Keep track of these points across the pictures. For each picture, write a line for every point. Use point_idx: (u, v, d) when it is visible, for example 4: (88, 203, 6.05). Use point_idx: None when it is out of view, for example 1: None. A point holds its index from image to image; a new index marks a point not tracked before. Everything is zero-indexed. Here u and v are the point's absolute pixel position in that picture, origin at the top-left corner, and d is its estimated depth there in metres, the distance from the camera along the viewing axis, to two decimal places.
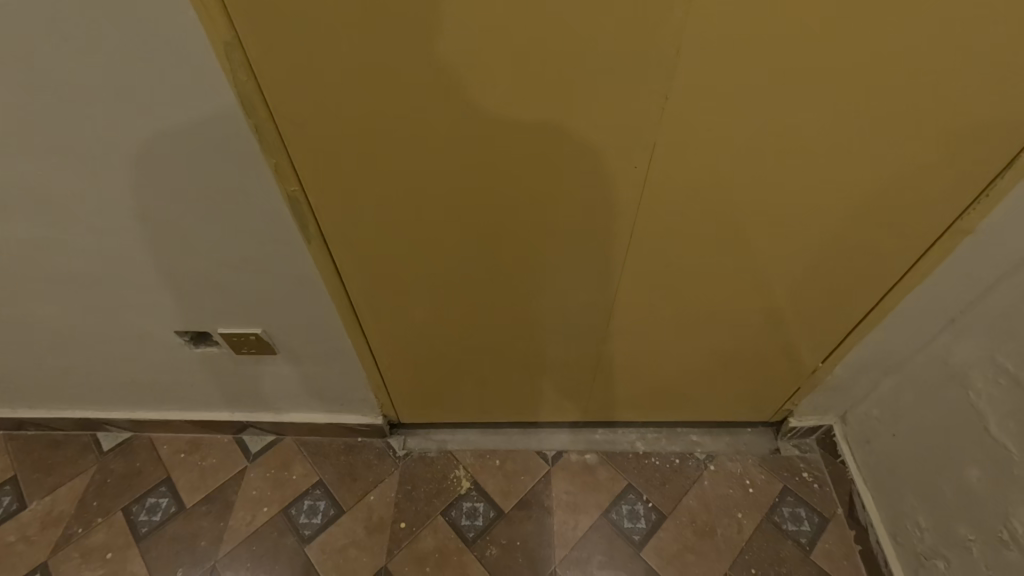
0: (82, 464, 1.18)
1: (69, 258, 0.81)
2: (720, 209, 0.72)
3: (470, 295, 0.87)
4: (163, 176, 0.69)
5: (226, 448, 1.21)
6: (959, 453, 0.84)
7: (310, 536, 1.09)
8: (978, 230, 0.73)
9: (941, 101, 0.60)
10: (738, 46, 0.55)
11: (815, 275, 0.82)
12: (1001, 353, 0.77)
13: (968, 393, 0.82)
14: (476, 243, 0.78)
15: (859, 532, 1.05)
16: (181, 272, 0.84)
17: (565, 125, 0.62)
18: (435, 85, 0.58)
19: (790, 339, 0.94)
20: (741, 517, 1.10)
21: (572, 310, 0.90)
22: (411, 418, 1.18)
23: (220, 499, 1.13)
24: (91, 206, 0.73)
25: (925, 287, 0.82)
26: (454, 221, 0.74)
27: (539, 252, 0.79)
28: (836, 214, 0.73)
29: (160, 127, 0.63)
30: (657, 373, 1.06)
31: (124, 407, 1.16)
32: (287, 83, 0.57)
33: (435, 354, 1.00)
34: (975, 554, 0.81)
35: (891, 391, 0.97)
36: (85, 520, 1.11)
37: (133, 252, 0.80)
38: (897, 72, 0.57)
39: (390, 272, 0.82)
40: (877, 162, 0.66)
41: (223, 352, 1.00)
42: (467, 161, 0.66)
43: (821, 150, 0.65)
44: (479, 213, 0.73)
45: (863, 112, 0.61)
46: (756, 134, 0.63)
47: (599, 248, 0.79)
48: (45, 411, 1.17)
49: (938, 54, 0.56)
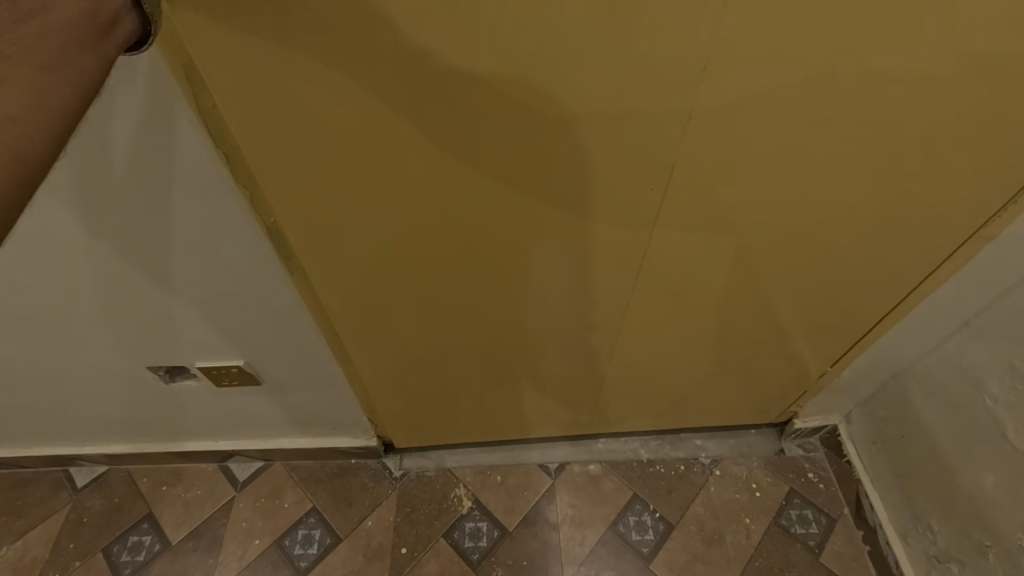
0: (54, 503, 1.10)
1: (22, 296, 0.73)
2: (734, 224, 0.68)
3: (466, 318, 0.82)
4: (125, 212, 0.62)
5: (210, 477, 1.14)
6: (972, 459, 0.82)
7: (306, 568, 1.04)
8: (1000, 236, 0.70)
9: (969, 110, 0.56)
10: (761, 59, 0.50)
11: (831, 285, 0.78)
12: (1018, 358, 0.74)
13: (982, 398, 0.80)
14: (472, 265, 0.72)
15: (867, 532, 1.04)
16: (152, 308, 0.77)
17: (573, 145, 0.57)
18: (427, 103, 0.51)
19: (799, 347, 0.91)
20: (749, 522, 1.09)
21: (575, 326, 0.86)
22: (406, 442, 1.13)
23: (207, 533, 1.07)
24: (46, 249, 0.66)
25: (940, 293, 0.79)
26: (451, 245, 0.68)
27: (542, 272, 0.74)
28: (854, 226, 0.69)
29: (117, 165, 0.57)
30: (662, 385, 1.02)
31: (97, 442, 1.08)
32: (261, 111, 0.51)
33: (430, 377, 0.94)
34: (991, 560, 0.80)
35: (899, 392, 0.96)
36: (62, 564, 1.04)
37: (98, 291, 0.73)
38: (927, 81, 0.53)
39: (380, 297, 0.76)
40: (898, 171, 0.62)
41: (203, 384, 0.93)
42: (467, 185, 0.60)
43: (842, 160, 0.61)
44: (476, 235, 0.67)
45: (889, 118, 0.57)
46: (774, 148, 0.59)
47: (606, 265, 0.74)
48: (11, 450, 1.08)
49: (971, 63, 0.52)
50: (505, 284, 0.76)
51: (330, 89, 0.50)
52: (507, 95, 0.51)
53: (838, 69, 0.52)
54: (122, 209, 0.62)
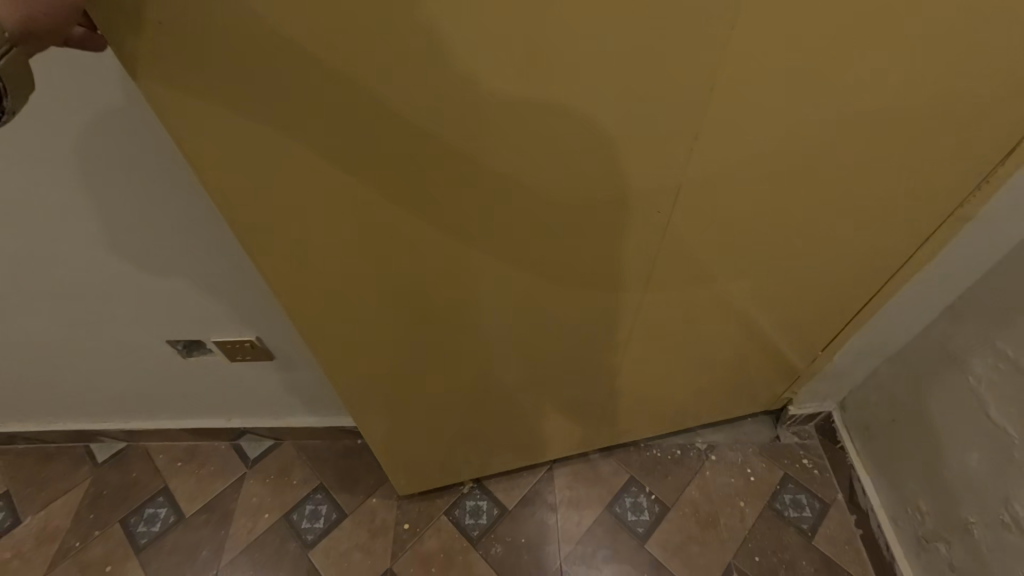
0: (75, 477, 1.16)
1: (51, 270, 0.78)
2: (736, 234, 0.66)
3: (464, 367, 0.78)
4: (159, 207, 0.70)
5: (223, 455, 1.19)
6: (959, 439, 0.83)
7: (313, 541, 1.08)
8: (981, 214, 0.70)
9: (962, 104, 0.55)
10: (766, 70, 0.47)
11: (828, 279, 0.78)
12: (1001, 339, 0.75)
13: (967, 377, 0.81)
14: (468, 316, 0.68)
15: (859, 516, 1.06)
16: (175, 293, 0.84)
17: (594, 187, 0.54)
18: (448, 160, 0.48)
19: (796, 338, 0.92)
20: (743, 505, 1.11)
21: (588, 357, 0.83)
22: (415, 488, 1.08)
23: (219, 507, 1.12)
24: (87, 242, 0.74)
25: (930, 273, 0.78)
26: (469, 298, 0.65)
27: (560, 313, 0.71)
28: (848, 223, 0.68)
29: (155, 163, 0.64)
30: (666, 392, 1.01)
31: (118, 418, 1.14)
32: (263, 180, 0.46)
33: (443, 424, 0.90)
34: (975, 536, 0.81)
35: (890, 376, 0.97)
36: (82, 533, 1.09)
37: (129, 279, 0.81)
38: (926, 78, 0.51)
39: (394, 357, 0.72)
40: (891, 167, 0.61)
41: (218, 359, 0.97)
42: (486, 238, 0.57)
43: (841, 161, 0.59)
44: (470, 286, 0.63)
45: (889, 118, 0.55)
46: (776, 155, 0.56)
47: (619, 295, 0.71)
48: (35, 425, 1.14)
49: (967, 58, 0.50)
50: (522, 327, 0.72)
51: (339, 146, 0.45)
52: (513, 139, 0.47)
53: (842, 73, 0.49)
54: (149, 182, 0.67)
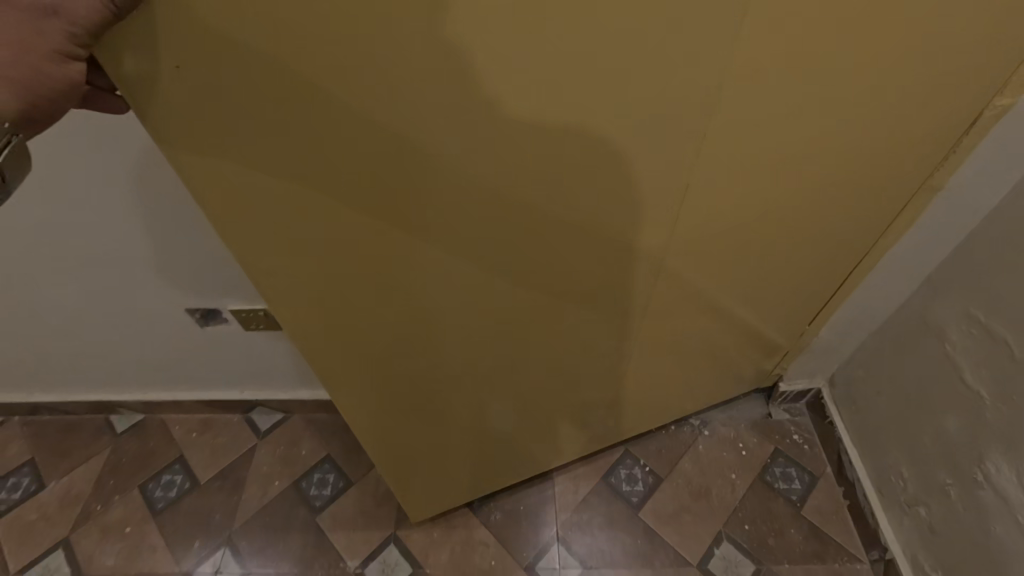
0: (96, 446, 1.22)
1: (88, 252, 0.86)
2: (736, 226, 0.67)
3: (469, 390, 0.77)
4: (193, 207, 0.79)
5: (235, 428, 1.24)
6: (936, 406, 0.87)
7: (320, 507, 1.13)
8: (949, 185, 0.74)
9: (939, 77, 0.58)
10: (770, 58, 0.48)
11: (817, 257, 0.81)
12: (973, 305, 0.79)
13: (943, 344, 0.85)
14: (473, 341, 0.68)
15: (847, 488, 1.10)
16: (199, 276, 0.92)
17: (613, 193, 0.54)
18: (469, 171, 0.47)
19: (788, 316, 0.95)
20: (734, 478, 1.15)
21: (598, 365, 0.83)
22: (427, 515, 1.05)
23: (232, 475, 1.17)
24: (127, 236, 0.83)
25: (903, 246, 0.83)
26: (486, 312, 0.64)
27: (573, 322, 0.71)
28: (837, 200, 0.71)
29: None
30: (671, 387, 1.02)
31: (137, 389, 1.20)
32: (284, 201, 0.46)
33: (456, 445, 0.89)
34: (952, 497, 0.85)
35: (874, 350, 1.01)
36: (103, 497, 1.14)
37: (159, 267, 0.90)
38: (909, 55, 0.54)
39: (409, 376, 0.71)
40: (877, 144, 0.64)
41: (234, 327, 1.02)
42: (504, 249, 0.56)
43: (833, 143, 0.61)
44: (475, 308, 0.63)
45: (876, 98, 0.57)
46: (776, 143, 0.58)
47: (631, 296, 0.71)
48: (59, 394, 1.20)
49: (943, 33, 0.53)
50: (536, 338, 0.72)
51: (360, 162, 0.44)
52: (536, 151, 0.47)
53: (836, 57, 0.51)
54: None
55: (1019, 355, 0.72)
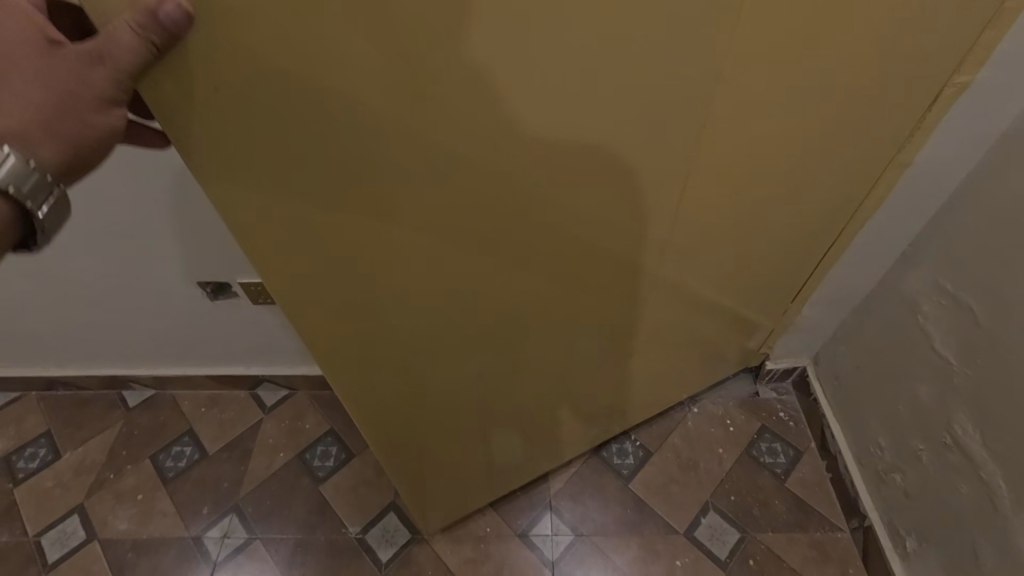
0: (109, 419, 1.27)
1: (105, 226, 0.91)
2: (732, 215, 0.69)
3: (488, 394, 0.76)
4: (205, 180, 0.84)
5: (242, 403, 1.29)
6: (910, 375, 0.92)
7: (323, 477, 1.18)
8: (917, 161, 0.78)
9: (909, 60, 0.61)
10: (761, 53, 0.50)
11: (802, 237, 0.85)
12: (943, 277, 0.83)
13: (916, 317, 0.89)
14: (490, 346, 0.67)
15: (829, 461, 1.14)
16: (209, 250, 0.97)
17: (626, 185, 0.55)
18: (500, 172, 0.47)
19: (774, 295, 0.99)
20: (721, 452, 1.19)
21: (608, 357, 0.84)
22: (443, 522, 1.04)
23: (239, 447, 1.22)
24: (141, 209, 0.88)
25: (877, 221, 0.87)
26: (507, 313, 0.63)
27: (587, 315, 0.71)
28: (820, 182, 0.74)
29: None
30: (669, 374, 1.04)
31: (148, 365, 1.25)
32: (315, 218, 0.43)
33: (473, 450, 0.88)
34: (924, 461, 0.89)
35: (854, 327, 1.05)
36: (116, 466, 1.20)
37: (172, 241, 0.94)
38: (884, 42, 0.57)
39: (431, 389, 0.69)
40: (855, 127, 0.67)
41: (243, 302, 1.08)
42: (528, 248, 0.56)
43: (819, 129, 0.64)
44: (493, 311, 0.62)
45: (856, 83, 0.60)
46: (767, 131, 0.60)
47: (640, 288, 0.72)
48: (74, 368, 1.26)
49: (914, 19, 0.56)
50: (552, 335, 0.72)
51: (395, 172, 0.43)
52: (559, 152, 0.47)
53: (818, 45, 0.53)
54: None
55: (983, 322, 0.77)
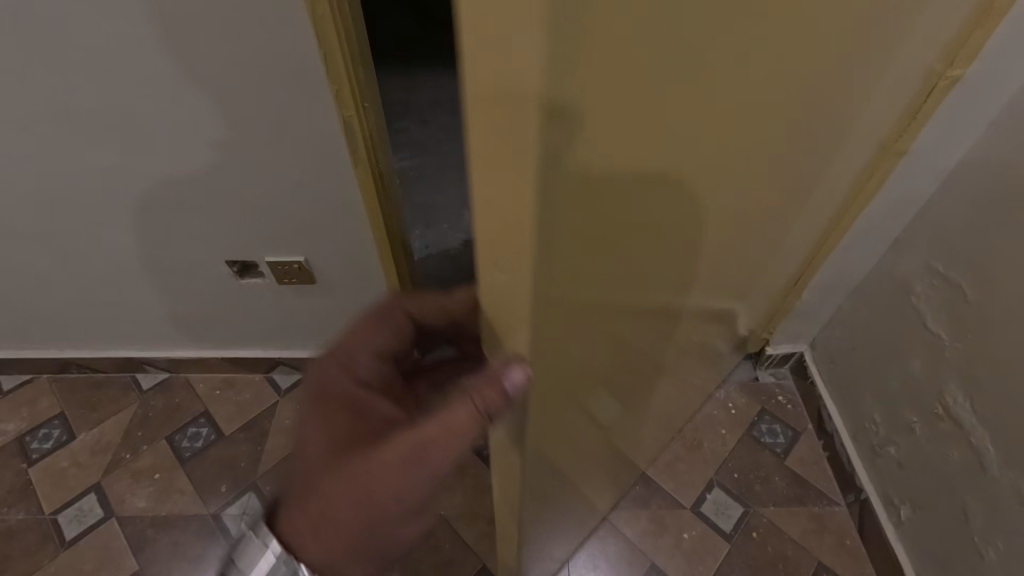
0: (124, 401, 1.28)
1: (140, 198, 0.94)
2: (772, 214, 0.71)
3: (602, 411, 0.67)
4: (247, 159, 0.88)
5: (258, 385, 1.31)
6: (903, 352, 0.98)
7: None
8: (912, 150, 0.85)
9: (915, 51, 0.67)
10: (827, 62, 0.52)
11: (811, 226, 0.90)
12: (935, 260, 0.90)
13: (909, 297, 0.96)
14: (625, 348, 0.59)
15: (826, 440, 1.20)
16: (241, 229, 1.00)
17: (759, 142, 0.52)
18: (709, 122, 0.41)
19: (783, 284, 1.04)
20: (724, 432, 1.24)
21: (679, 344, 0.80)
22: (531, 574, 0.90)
23: (256, 427, 1.24)
24: (178, 183, 0.91)
25: (874, 208, 0.93)
26: (650, 305, 0.56)
27: (690, 295, 0.66)
28: (834, 172, 0.79)
29: (241, 117, 0.82)
30: (695, 373, 1.06)
31: (164, 347, 1.26)
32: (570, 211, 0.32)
33: (571, 487, 0.77)
34: (918, 433, 0.95)
35: (850, 311, 1.12)
36: (132, 446, 1.21)
37: (205, 219, 0.98)
38: (901, 39, 0.62)
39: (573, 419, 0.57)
40: (867, 119, 0.73)
41: (268, 282, 1.11)
42: (693, 217, 0.50)
43: (845, 123, 0.69)
44: (644, 302, 0.54)
45: (877, 78, 0.65)
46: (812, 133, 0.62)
47: (721, 267, 0.69)
48: (90, 351, 1.27)
49: (924, 16, 0.62)
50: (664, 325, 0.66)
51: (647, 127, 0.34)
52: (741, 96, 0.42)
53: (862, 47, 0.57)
54: (239, 104, 0.81)
55: (972, 298, 0.83)
